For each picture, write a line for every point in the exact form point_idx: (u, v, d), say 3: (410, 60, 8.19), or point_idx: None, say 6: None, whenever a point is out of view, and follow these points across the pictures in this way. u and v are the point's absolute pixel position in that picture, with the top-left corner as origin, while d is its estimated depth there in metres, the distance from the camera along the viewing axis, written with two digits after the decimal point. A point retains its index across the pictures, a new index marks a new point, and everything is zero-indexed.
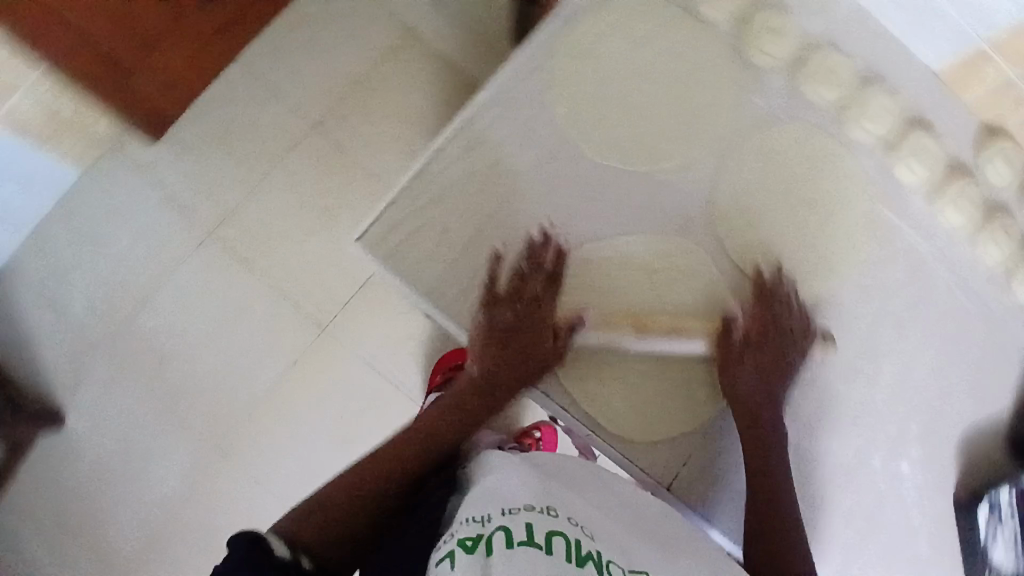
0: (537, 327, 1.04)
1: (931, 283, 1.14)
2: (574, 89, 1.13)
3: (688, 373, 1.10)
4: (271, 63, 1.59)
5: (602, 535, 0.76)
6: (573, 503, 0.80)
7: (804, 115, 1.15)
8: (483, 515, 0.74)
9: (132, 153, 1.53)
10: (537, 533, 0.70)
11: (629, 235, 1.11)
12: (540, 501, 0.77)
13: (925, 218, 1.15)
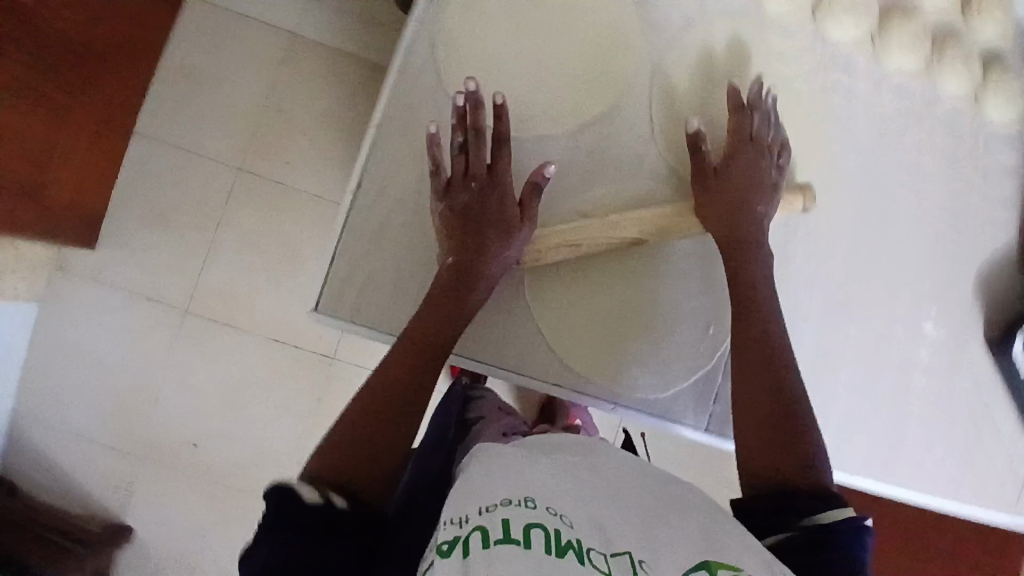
0: (486, 225, 0.76)
1: (925, 146, 0.91)
2: (463, 55, 0.83)
3: (675, 272, 0.86)
4: (167, 120, 1.46)
5: (611, 513, 0.53)
6: (552, 481, 0.56)
7: (717, 10, 0.88)
8: (461, 513, 0.52)
9: (77, 265, 1.44)
10: (514, 528, 0.49)
11: (597, 179, 0.86)
12: (514, 487, 0.54)
13: (880, 78, 0.91)
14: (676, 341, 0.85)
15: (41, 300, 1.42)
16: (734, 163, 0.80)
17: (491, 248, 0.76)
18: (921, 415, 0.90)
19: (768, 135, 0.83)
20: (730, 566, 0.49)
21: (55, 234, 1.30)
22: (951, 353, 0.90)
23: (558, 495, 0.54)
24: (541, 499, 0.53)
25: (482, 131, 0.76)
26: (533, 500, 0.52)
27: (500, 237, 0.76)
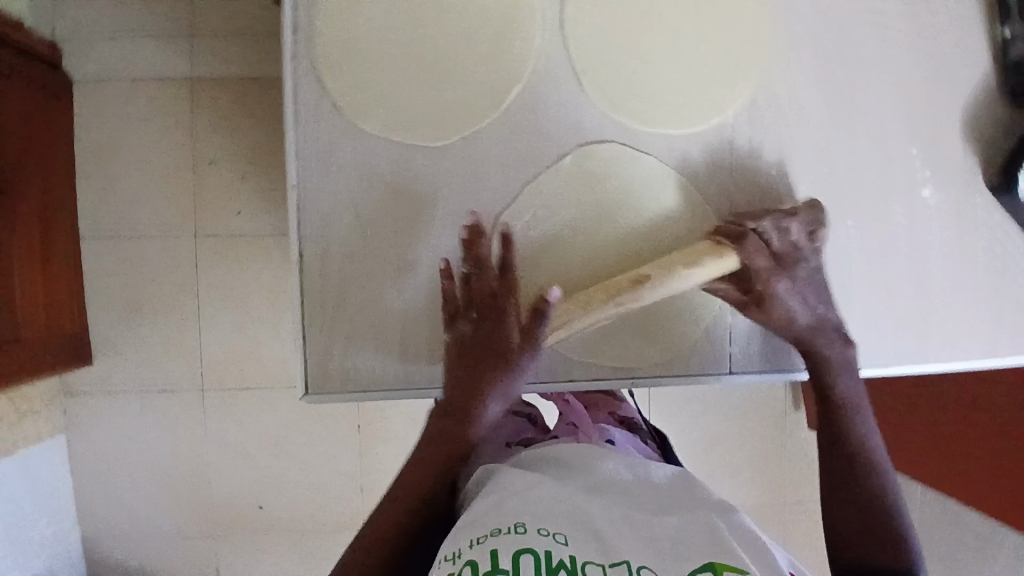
0: (488, 359, 0.62)
1: None
2: (350, 49, 0.67)
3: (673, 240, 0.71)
4: (102, 214, 1.37)
5: (611, 527, 0.56)
6: (549, 506, 0.58)
7: None
8: (455, 547, 0.55)
9: (79, 385, 1.40)
10: (504, 555, 0.51)
11: (555, 138, 0.69)
12: (505, 515, 0.56)
13: None
14: (694, 297, 0.71)
15: (64, 426, 1.41)
16: (770, 299, 0.67)
17: (499, 389, 0.63)
18: (949, 274, 0.77)
19: (788, 240, 0.67)
20: (735, 567, 0.51)
21: (49, 366, 1.26)
22: (970, 190, 0.77)
23: (552, 518, 0.56)
24: (531, 522, 0.55)
25: (483, 260, 0.62)
26: (524, 525, 0.55)
27: (507, 376, 0.63)
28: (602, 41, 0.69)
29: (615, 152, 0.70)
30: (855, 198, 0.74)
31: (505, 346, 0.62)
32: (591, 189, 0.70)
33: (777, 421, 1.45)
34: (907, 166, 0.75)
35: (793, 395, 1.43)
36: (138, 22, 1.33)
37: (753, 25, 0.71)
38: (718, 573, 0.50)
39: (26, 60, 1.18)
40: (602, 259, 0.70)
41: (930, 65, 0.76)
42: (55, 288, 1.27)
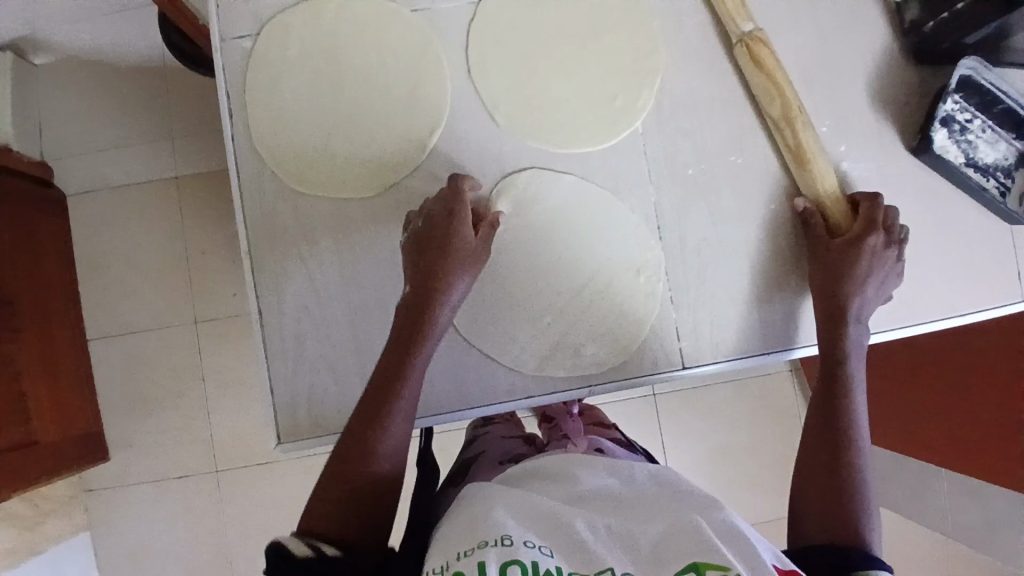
0: (432, 276, 0.68)
1: None
2: (282, 128, 0.74)
3: (610, 247, 0.74)
4: (106, 314, 1.44)
5: (595, 539, 0.56)
6: (533, 521, 0.58)
7: None
8: (440, 561, 0.54)
9: (97, 483, 1.43)
10: (490, 567, 0.51)
11: (481, 173, 0.75)
12: (490, 527, 0.56)
13: None
14: (638, 297, 0.74)
15: (87, 526, 1.42)
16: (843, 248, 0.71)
17: (443, 306, 0.68)
18: None
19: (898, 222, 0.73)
20: (719, 565, 0.50)
21: (66, 465, 1.29)
22: (887, 156, 0.80)
23: (539, 532, 0.57)
24: (517, 534, 0.55)
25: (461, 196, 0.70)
26: (510, 537, 0.55)
27: (460, 273, 0.68)
28: (511, 84, 0.75)
29: (537, 176, 0.74)
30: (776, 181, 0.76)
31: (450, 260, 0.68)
32: (522, 214, 0.74)
33: (793, 424, 1.41)
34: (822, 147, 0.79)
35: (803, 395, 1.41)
36: (118, 132, 1.42)
37: (646, 38, 0.76)
38: (702, 573, 0.50)
39: (15, 179, 1.27)
40: (544, 275, 0.74)
41: (826, 51, 0.80)
42: (64, 389, 1.33)
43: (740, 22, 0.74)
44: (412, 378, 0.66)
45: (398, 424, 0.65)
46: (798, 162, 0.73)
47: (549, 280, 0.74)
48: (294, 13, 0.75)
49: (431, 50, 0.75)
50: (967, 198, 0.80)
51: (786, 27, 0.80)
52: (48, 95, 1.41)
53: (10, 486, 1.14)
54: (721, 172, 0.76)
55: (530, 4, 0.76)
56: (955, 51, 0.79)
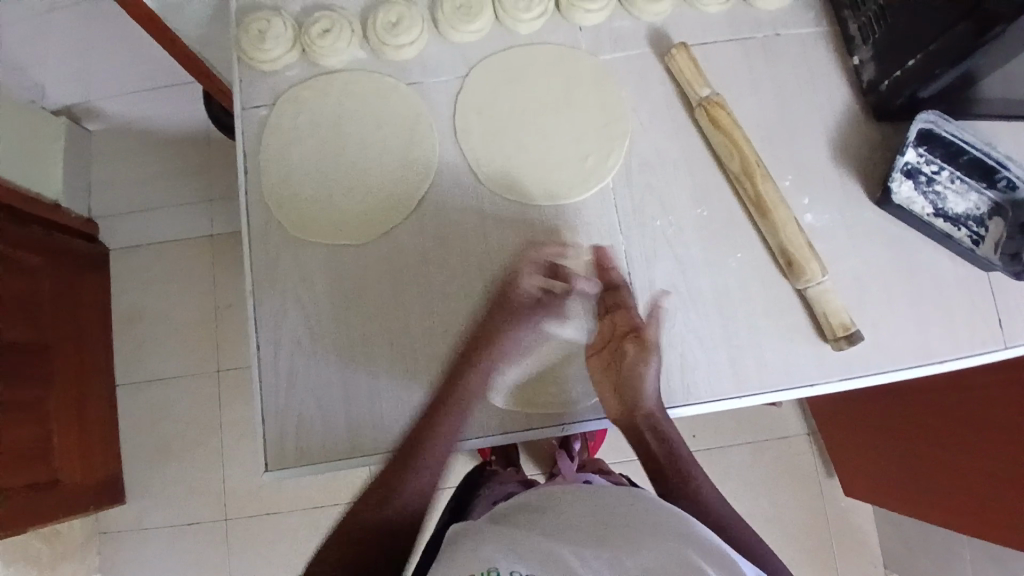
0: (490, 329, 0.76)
1: (757, 45, 0.89)
2: (287, 183, 0.83)
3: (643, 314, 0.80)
4: (133, 360, 1.52)
5: (581, 565, 0.58)
6: (520, 552, 0.61)
7: (502, 45, 0.87)
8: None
9: (113, 527, 1.46)
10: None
11: (463, 224, 0.82)
12: (479, 562, 0.60)
13: (692, 22, 0.89)
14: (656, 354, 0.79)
15: (98, 570, 1.44)
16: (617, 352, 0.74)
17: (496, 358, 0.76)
18: (861, 286, 0.82)
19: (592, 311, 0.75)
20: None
21: (83, 505, 1.34)
22: (851, 208, 0.84)
23: (525, 562, 0.58)
24: (504, 566, 0.57)
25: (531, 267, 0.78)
26: (497, 570, 0.59)
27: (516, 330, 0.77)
28: (492, 146, 0.83)
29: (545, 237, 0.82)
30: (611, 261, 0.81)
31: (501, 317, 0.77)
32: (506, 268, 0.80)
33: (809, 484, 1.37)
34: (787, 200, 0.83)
35: (822, 457, 1.36)
36: (160, 195, 1.56)
37: (616, 104, 0.85)
38: None
39: (62, 235, 1.40)
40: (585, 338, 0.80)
41: (786, 114, 0.87)
42: (90, 430, 1.39)
43: (698, 89, 0.82)
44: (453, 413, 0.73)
45: (435, 457, 0.71)
46: (760, 212, 0.79)
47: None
48: (304, 87, 0.86)
49: (422, 116, 0.84)
50: (940, 242, 0.83)
51: (748, 95, 0.87)
52: (102, 163, 1.57)
53: (27, 521, 1.19)
54: (686, 223, 0.81)
55: (512, 77, 0.86)
56: (914, 108, 0.84)
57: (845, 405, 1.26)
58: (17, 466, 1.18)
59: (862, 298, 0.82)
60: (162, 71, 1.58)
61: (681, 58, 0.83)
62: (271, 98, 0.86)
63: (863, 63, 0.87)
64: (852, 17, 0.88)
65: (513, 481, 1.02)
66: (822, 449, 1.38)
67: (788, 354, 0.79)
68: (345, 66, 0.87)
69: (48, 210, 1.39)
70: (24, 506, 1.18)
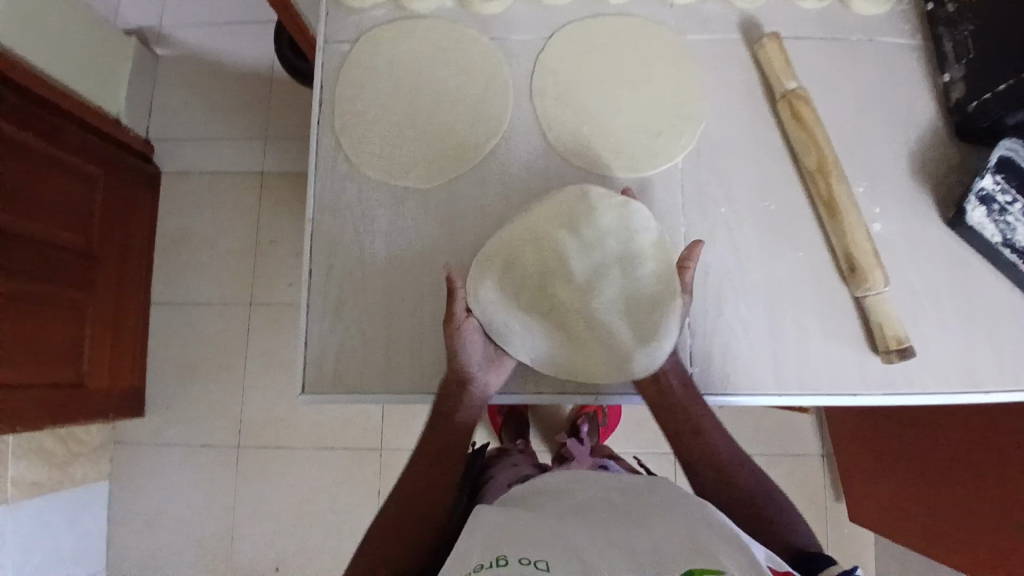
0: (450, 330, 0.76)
1: (847, 48, 0.87)
2: (360, 119, 0.84)
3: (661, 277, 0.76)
4: (170, 280, 1.54)
5: (589, 544, 0.51)
6: (526, 532, 0.54)
7: (589, 12, 0.87)
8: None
9: (129, 438, 1.49)
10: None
11: (525, 181, 0.82)
12: (488, 550, 0.52)
13: (783, 15, 0.87)
14: (659, 301, 0.76)
15: (108, 477, 1.48)
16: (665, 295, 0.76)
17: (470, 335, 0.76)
18: (922, 305, 0.81)
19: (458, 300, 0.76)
20: (713, 570, 0.46)
21: (104, 413, 1.36)
22: (920, 224, 0.83)
23: (534, 545, 0.51)
24: (513, 552, 0.50)
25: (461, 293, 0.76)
26: (505, 557, 0.50)
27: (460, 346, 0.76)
28: (565, 110, 0.83)
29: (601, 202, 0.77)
30: (605, 190, 0.79)
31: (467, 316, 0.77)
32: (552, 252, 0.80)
33: (818, 503, 1.35)
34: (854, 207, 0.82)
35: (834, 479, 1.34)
36: (217, 124, 1.58)
37: (694, 88, 0.84)
38: None
39: (120, 150, 1.42)
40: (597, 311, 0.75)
41: (865, 121, 0.85)
42: (120, 341, 1.41)
43: (784, 81, 0.81)
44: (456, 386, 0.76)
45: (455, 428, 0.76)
46: (829, 213, 0.78)
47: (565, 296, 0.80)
48: (388, 28, 0.87)
49: (500, 71, 0.85)
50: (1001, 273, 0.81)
51: (828, 98, 0.86)
52: (166, 85, 1.59)
53: (50, 418, 1.21)
54: (749, 215, 0.81)
55: (594, 45, 0.85)
56: (1000, 134, 0.82)
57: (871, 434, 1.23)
58: (48, 362, 1.20)
59: (921, 317, 0.80)
60: (237, 3, 1.59)
61: (771, 48, 0.81)
62: (355, 35, 0.87)
63: (953, 81, 0.85)
64: (947, 36, 0.85)
65: (530, 460, 1.02)
66: (836, 474, 1.37)
67: (833, 361, 0.79)
68: (431, 11, 0.87)
69: (110, 123, 1.40)
70: (48, 402, 1.20)
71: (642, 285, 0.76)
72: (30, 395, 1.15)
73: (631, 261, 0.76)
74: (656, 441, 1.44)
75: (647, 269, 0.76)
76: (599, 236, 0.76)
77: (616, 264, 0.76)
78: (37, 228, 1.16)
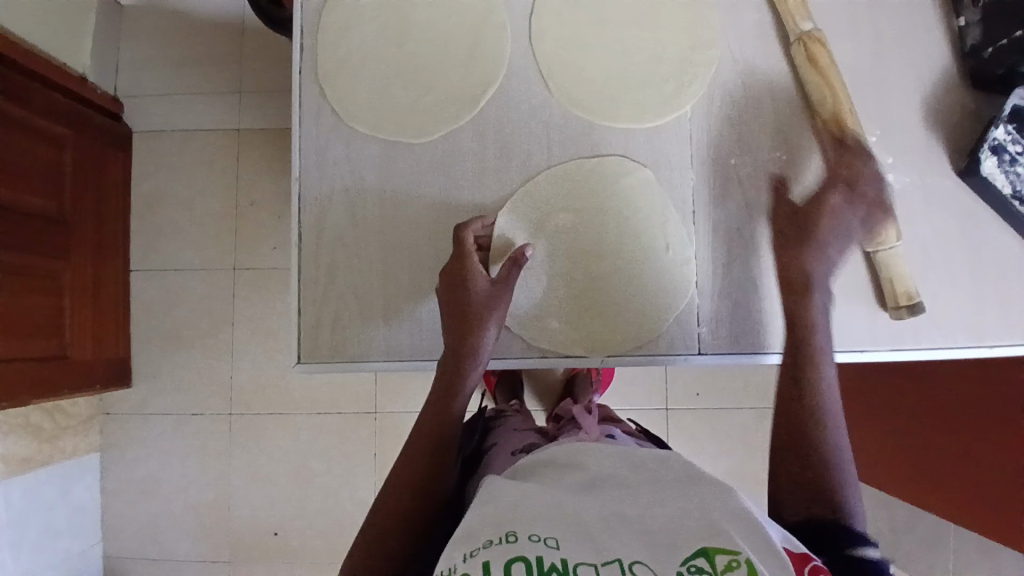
0: (454, 284, 0.72)
1: None
2: (345, 70, 0.78)
3: (669, 245, 0.77)
4: (148, 245, 1.47)
5: (599, 522, 0.50)
6: (536, 509, 0.52)
7: None
8: (447, 563, 0.47)
9: (116, 408, 1.45)
10: (495, 570, 0.44)
11: (525, 136, 0.78)
12: (498, 525, 0.50)
13: None
14: (662, 271, 0.77)
15: (99, 449, 1.44)
16: None
17: (487, 318, 0.72)
18: (934, 261, 0.79)
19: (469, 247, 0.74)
20: (728, 549, 0.45)
21: (89, 385, 1.32)
22: (933, 175, 0.80)
23: (544, 522, 0.50)
24: (523, 529, 0.49)
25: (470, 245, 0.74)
26: (516, 533, 0.48)
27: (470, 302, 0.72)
28: (564, 58, 0.78)
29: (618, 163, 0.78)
30: (616, 154, 0.78)
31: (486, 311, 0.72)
32: (562, 205, 0.77)
33: None
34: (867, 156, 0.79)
35: None
36: (188, 79, 1.48)
37: (703, 33, 0.79)
38: (710, 556, 0.44)
39: (86, 109, 1.32)
40: (605, 278, 0.77)
41: (879, 66, 0.81)
42: (101, 310, 1.36)
43: (799, 21, 0.77)
44: (457, 373, 0.71)
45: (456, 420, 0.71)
46: (842, 163, 0.76)
47: (567, 247, 0.77)
48: None
49: (495, 16, 0.79)
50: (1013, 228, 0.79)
51: (840, 43, 0.81)
52: (131, 39, 1.48)
53: (34, 394, 1.17)
54: (759, 167, 0.78)
55: None
56: (1015, 81, 0.78)
57: (867, 386, 1.20)
58: (27, 338, 1.15)
59: (934, 269, 0.79)
60: None
61: None
62: None
63: (967, 25, 0.80)
64: None
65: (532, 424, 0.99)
66: None
67: (841, 318, 0.77)
68: None
69: (75, 80, 1.30)
70: (31, 379, 1.16)
71: (651, 251, 0.77)
72: (12, 373, 1.11)
73: (643, 227, 0.77)
74: (650, 398, 1.44)
75: (658, 235, 0.77)
76: (618, 200, 0.77)
77: (629, 228, 0.77)
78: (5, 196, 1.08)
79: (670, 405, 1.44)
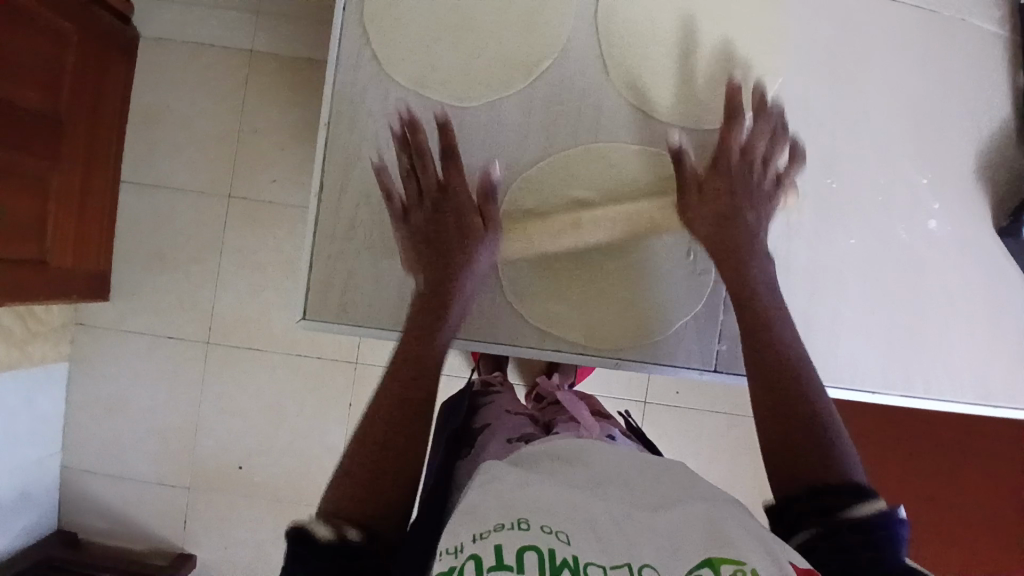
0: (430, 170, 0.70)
1: (937, 24, 0.79)
2: (393, 18, 0.72)
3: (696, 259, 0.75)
4: (143, 157, 1.40)
5: (606, 519, 0.48)
6: (543, 498, 0.50)
7: None
8: (455, 540, 0.46)
9: (90, 321, 1.40)
10: (506, 556, 0.43)
11: (571, 119, 0.74)
12: (511, 507, 0.48)
13: None
14: (686, 284, 0.75)
15: (69, 358, 1.40)
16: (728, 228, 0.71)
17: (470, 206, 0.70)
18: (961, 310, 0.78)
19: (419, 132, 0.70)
20: (734, 559, 0.43)
21: (66, 295, 1.27)
22: (975, 227, 0.78)
23: (554, 512, 0.48)
24: (536, 518, 0.47)
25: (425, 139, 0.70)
26: (527, 521, 0.47)
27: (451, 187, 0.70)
28: (624, 45, 0.74)
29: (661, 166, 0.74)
30: (659, 155, 0.75)
31: (451, 171, 0.70)
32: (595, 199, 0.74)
33: None
34: (912, 197, 0.77)
35: None
36: None
37: (770, 42, 0.75)
38: (716, 568, 0.43)
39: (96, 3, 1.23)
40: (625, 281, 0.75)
41: (940, 107, 0.78)
42: (86, 217, 1.29)
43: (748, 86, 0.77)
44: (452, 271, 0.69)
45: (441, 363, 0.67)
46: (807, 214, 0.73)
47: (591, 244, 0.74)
48: None
49: None
50: None
51: (908, 76, 0.78)
52: None
53: (10, 297, 1.11)
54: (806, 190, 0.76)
55: None
56: None
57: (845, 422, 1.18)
58: (9, 237, 1.09)
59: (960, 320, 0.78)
60: None
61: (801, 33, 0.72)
62: None
63: None
64: None
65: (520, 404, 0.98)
66: None
67: (855, 355, 0.76)
68: None
69: None
70: (10, 282, 1.10)
71: (675, 262, 0.75)
72: None
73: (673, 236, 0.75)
74: (630, 389, 1.44)
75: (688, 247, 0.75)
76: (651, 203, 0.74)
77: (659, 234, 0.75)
78: (4, 89, 1.00)
79: (648, 399, 1.44)
